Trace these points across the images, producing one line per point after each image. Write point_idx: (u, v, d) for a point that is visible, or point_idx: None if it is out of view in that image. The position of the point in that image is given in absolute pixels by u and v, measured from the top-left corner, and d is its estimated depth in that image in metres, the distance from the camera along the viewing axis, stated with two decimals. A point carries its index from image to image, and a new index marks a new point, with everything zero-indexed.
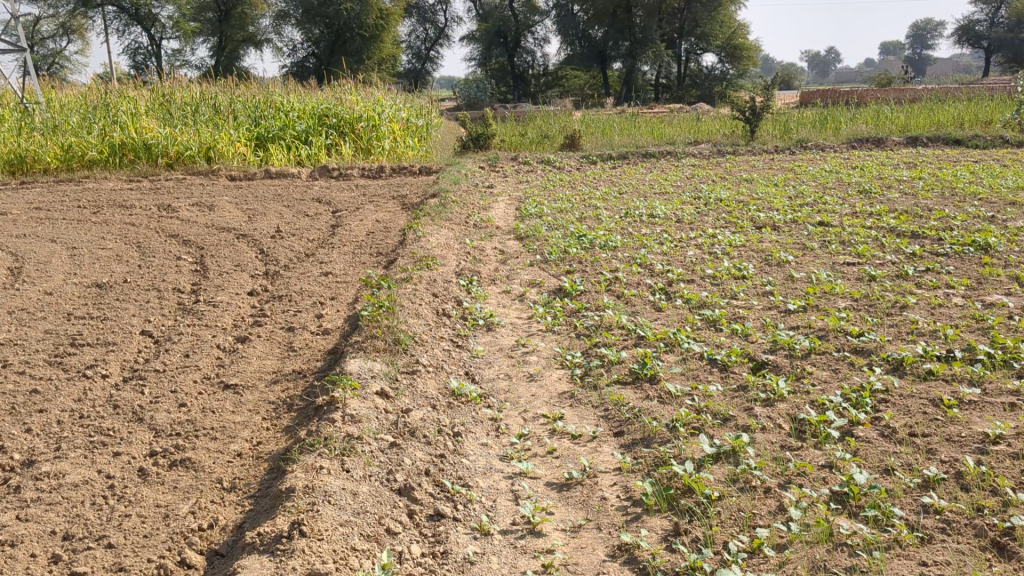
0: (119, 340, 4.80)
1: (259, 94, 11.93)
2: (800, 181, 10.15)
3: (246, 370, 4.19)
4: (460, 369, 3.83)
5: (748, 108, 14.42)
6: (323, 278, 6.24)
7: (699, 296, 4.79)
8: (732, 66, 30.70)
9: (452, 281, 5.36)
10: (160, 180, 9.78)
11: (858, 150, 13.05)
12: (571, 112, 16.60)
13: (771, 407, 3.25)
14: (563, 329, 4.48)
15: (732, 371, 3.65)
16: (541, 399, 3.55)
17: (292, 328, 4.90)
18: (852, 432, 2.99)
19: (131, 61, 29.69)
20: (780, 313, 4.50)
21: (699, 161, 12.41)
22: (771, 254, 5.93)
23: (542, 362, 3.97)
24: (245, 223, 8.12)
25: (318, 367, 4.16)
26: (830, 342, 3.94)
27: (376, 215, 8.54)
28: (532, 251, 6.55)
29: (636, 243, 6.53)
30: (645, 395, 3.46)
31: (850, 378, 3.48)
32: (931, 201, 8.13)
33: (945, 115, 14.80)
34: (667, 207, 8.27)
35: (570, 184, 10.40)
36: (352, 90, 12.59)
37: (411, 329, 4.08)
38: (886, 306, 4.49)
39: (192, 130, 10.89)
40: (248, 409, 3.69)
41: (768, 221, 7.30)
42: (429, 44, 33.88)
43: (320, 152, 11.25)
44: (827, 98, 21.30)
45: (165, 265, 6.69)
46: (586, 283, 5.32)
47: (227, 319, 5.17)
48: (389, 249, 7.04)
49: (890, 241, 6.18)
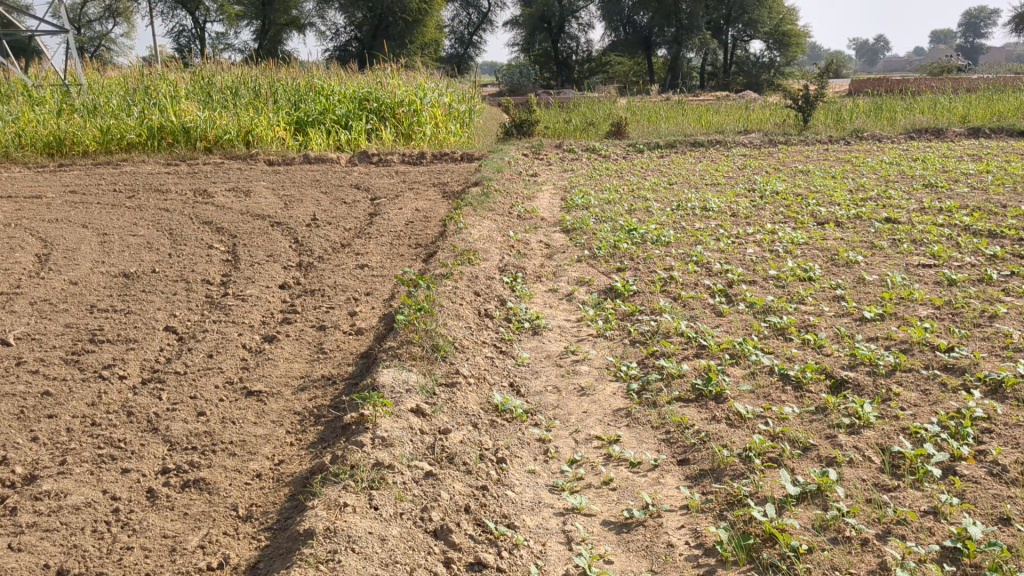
0: (141, 337, 4.51)
1: (299, 77, 11.64)
2: (860, 172, 9.67)
3: (272, 374, 3.88)
4: (504, 381, 3.48)
5: (801, 96, 13.88)
6: (359, 271, 5.92)
7: (764, 301, 4.40)
8: (780, 53, 29.96)
9: (495, 278, 5.02)
10: (198, 164, 9.52)
11: (916, 141, 12.51)
12: (617, 99, 16.16)
13: (857, 434, 2.86)
14: (615, 335, 4.11)
15: (809, 390, 3.26)
16: (594, 417, 3.19)
17: (323, 328, 4.58)
18: (956, 470, 2.60)
19: (175, 43, 29.62)
20: (854, 321, 4.10)
21: (750, 151, 11.95)
22: (837, 253, 5.52)
23: (594, 374, 3.61)
24: (281, 210, 7.83)
25: (350, 373, 3.84)
26: (916, 357, 3.54)
27: (416, 204, 8.21)
28: (579, 245, 6.18)
29: (690, 238, 6.14)
30: (712, 417, 3.08)
31: (944, 402, 3.08)
32: (1002, 197, 7.63)
33: (1007, 106, 14.18)
34: (721, 199, 7.85)
35: (617, 174, 10.00)
36: (393, 74, 12.27)
37: (451, 334, 3.73)
38: (974, 316, 4.07)
39: (231, 113, 10.62)
40: (271, 420, 3.37)
41: (830, 216, 6.87)
42: (473, 29, 33.48)
43: (360, 137, 10.93)
44: (878, 87, 20.62)
45: (196, 255, 6.40)
46: (639, 283, 4.95)
47: (256, 315, 4.86)
48: (429, 241, 6.71)
49: (967, 241, 5.73)
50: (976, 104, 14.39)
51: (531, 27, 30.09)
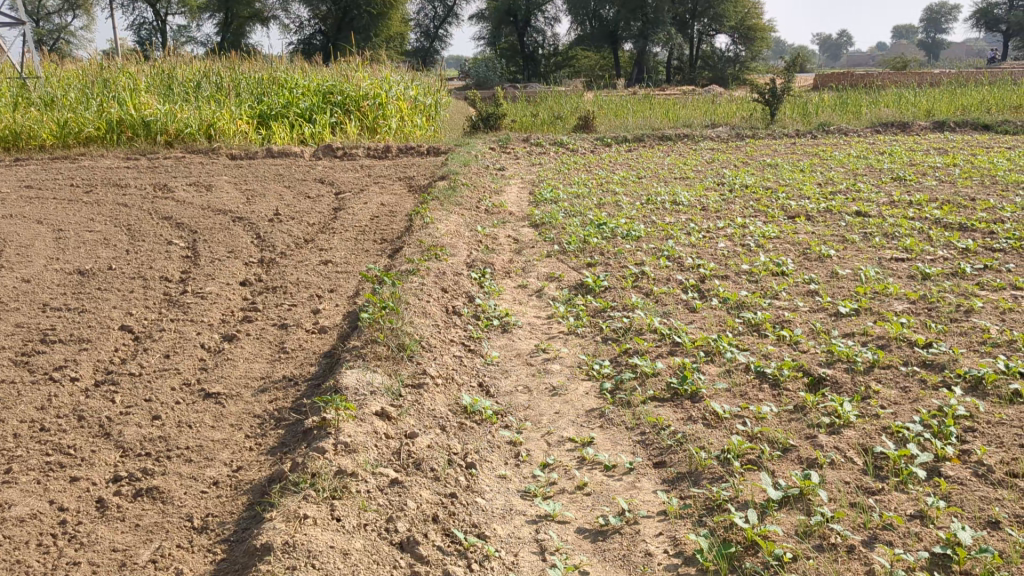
0: (95, 337, 4.34)
1: (261, 69, 11.43)
2: (828, 166, 9.65)
3: (231, 375, 3.73)
4: (473, 381, 3.36)
5: (767, 90, 13.85)
6: (322, 267, 5.78)
7: (737, 296, 4.32)
8: (746, 48, 30.03)
9: (462, 274, 4.90)
10: (159, 158, 9.31)
11: (882, 134, 12.54)
12: (583, 93, 16.05)
13: (837, 435, 2.78)
14: (587, 332, 4.01)
15: (786, 388, 3.17)
16: (567, 418, 3.08)
17: (284, 326, 4.43)
18: (940, 471, 2.52)
19: (136, 36, 29.13)
20: (830, 316, 4.03)
21: (718, 145, 11.90)
22: (809, 247, 5.46)
23: (566, 372, 3.50)
24: (243, 205, 7.65)
25: (312, 374, 3.70)
26: (894, 353, 3.46)
27: (381, 198, 8.07)
28: (548, 240, 6.07)
29: (661, 233, 6.05)
30: (687, 417, 2.99)
31: (925, 400, 3.00)
32: (970, 190, 7.62)
33: (970, 99, 14.26)
34: (690, 193, 7.78)
35: (585, 168, 9.90)
36: (358, 67, 12.09)
37: (418, 333, 3.61)
38: (950, 311, 4.01)
39: (192, 107, 10.40)
40: (230, 424, 3.23)
41: (800, 210, 6.81)
42: (438, 23, 33.26)
43: (325, 131, 10.76)
44: (842, 81, 20.67)
45: (154, 251, 6.22)
46: (610, 279, 4.85)
47: (215, 314, 4.70)
48: (394, 236, 6.58)
49: (938, 235, 5.68)
50: (940, 98, 14.46)
51: (497, 20, 29.90)
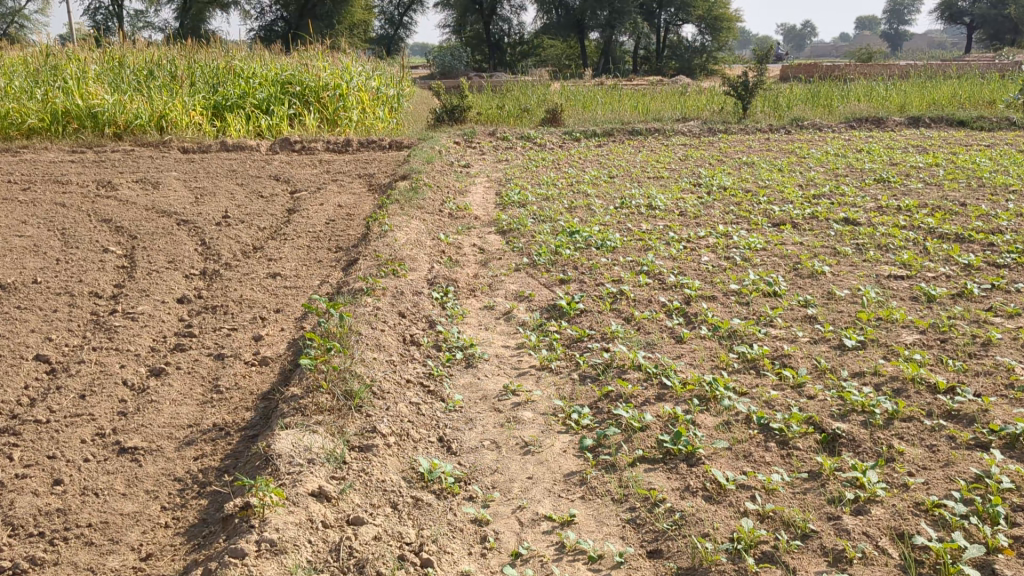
0: (3, 370, 3.80)
1: (216, 57, 10.81)
2: (806, 165, 9.25)
3: (155, 422, 3.23)
4: (432, 437, 2.89)
5: (739, 83, 13.37)
6: (270, 281, 5.27)
7: (729, 324, 3.87)
8: (712, 38, 29.34)
9: (422, 293, 4.42)
10: (105, 152, 8.72)
11: (857, 130, 12.17)
12: (550, 83, 15.54)
13: (863, 515, 2.34)
14: (562, 368, 3.55)
15: (796, 448, 2.73)
16: (542, 486, 2.62)
17: (220, 358, 3.93)
18: (993, 569, 2.09)
19: (91, 20, 28.17)
20: (833, 350, 3.59)
21: (690, 141, 11.47)
22: (800, 261, 5.03)
23: (541, 422, 3.05)
24: (189, 205, 7.11)
25: (248, 422, 3.21)
26: (914, 400, 3.03)
27: (339, 199, 7.56)
28: (517, 251, 5.60)
29: (639, 243, 5.60)
30: (683, 487, 2.54)
31: (960, 466, 2.57)
32: (958, 195, 7.23)
33: (943, 93, 13.94)
34: (666, 196, 7.34)
35: (554, 165, 9.44)
36: (318, 54, 11.52)
37: (368, 376, 3.12)
38: (967, 343, 3.58)
39: (142, 96, 9.79)
40: (144, 491, 2.73)
41: (784, 216, 6.39)
42: (403, 9, 32.56)
43: (282, 123, 10.19)
44: (812, 73, 20.25)
45: (87, 261, 5.67)
46: (586, 300, 4.39)
47: (146, 340, 4.18)
48: (350, 244, 6.09)
49: (936, 248, 5.27)
50: (913, 92, 14.12)
51: (462, 8, 29.24)
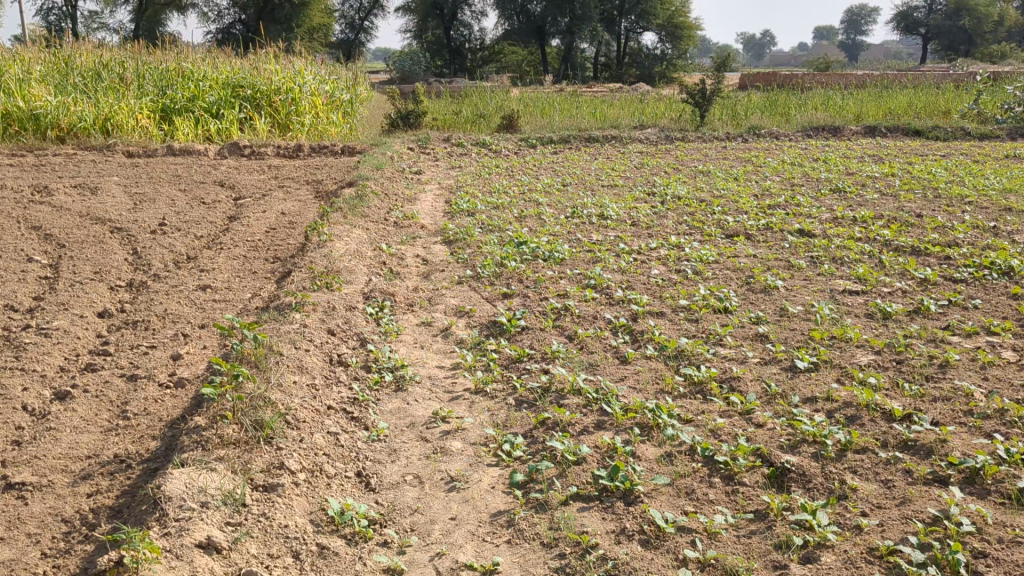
0: None
1: (167, 58, 10.43)
2: (762, 174, 9.11)
3: (50, 453, 2.96)
4: (348, 472, 2.66)
5: (697, 91, 13.21)
6: (201, 294, 4.99)
7: (676, 343, 3.67)
8: (672, 46, 29.42)
9: (356, 309, 4.16)
10: (47, 155, 8.35)
11: (814, 139, 12.08)
12: (508, 89, 15.29)
13: (811, 564, 2.14)
14: (498, 392, 3.32)
15: (742, 484, 2.53)
16: (465, 528, 2.39)
17: (132, 380, 3.65)
18: None
19: (43, 21, 27.45)
20: (785, 372, 3.40)
21: (647, 148, 11.31)
22: (753, 275, 4.85)
23: (470, 452, 2.81)
24: (126, 212, 6.78)
25: (152, 453, 2.95)
26: (868, 430, 2.83)
27: (282, 206, 7.28)
28: (461, 263, 5.36)
29: (588, 255, 5.40)
30: (618, 530, 2.32)
31: (918, 505, 2.37)
32: (915, 205, 7.11)
33: (898, 102, 13.90)
34: (619, 205, 7.14)
35: (507, 172, 9.23)
36: (270, 58, 11.22)
37: (284, 404, 2.87)
38: (924, 365, 3.40)
39: (85, 97, 9.41)
40: (24, 535, 2.47)
41: (739, 227, 6.22)
42: (363, 14, 32.12)
43: (231, 127, 9.87)
44: (769, 82, 20.16)
45: (9, 271, 5.33)
46: (529, 317, 4.16)
47: (56, 359, 3.88)
48: (289, 255, 5.81)
49: (892, 261, 5.12)
50: (869, 100, 14.07)
51: (422, 12, 28.88)
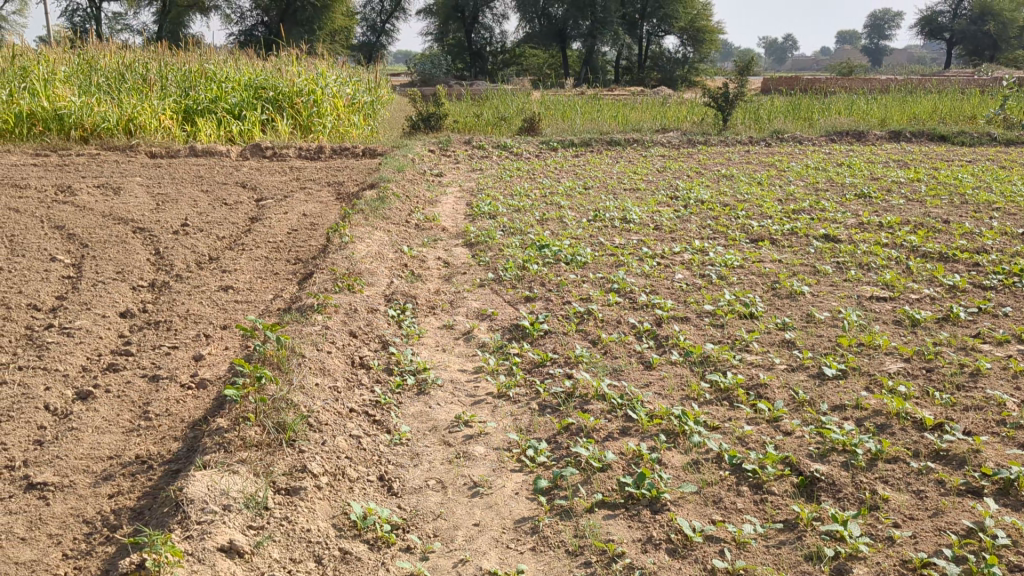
0: None
1: (190, 59, 10.46)
2: (786, 178, 9.04)
3: (72, 453, 2.95)
4: (371, 476, 2.63)
5: (720, 95, 13.14)
6: (223, 295, 4.98)
7: (702, 349, 3.63)
8: (694, 50, 29.33)
9: (378, 311, 4.14)
10: (70, 155, 8.38)
11: (838, 144, 11.99)
12: (529, 92, 15.26)
13: None
14: (521, 397, 3.29)
15: (771, 492, 2.49)
16: (488, 535, 2.35)
17: (154, 380, 3.64)
18: None
19: (67, 22, 27.65)
20: (813, 379, 3.35)
21: (669, 152, 11.26)
22: (779, 280, 4.80)
23: (493, 457, 2.78)
24: (148, 212, 6.79)
25: (174, 455, 2.93)
26: (899, 440, 2.78)
27: (304, 207, 7.28)
28: (483, 265, 5.34)
29: (610, 259, 5.36)
30: (645, 538, 2.28)
31: (952, 516, 2.32)
32: (941, 211, 7.03)
33: (923, 106, 13.79)
34: (642, 209, 7.10)
35: (529, 175, 9.20)
36: (293, 60, 11.24)
37: (306, 406, 2.85)
38: (955, 373, 3.34)
39: (109, 97, 9.45)
40: (46, 536, 2.45)
41: (763, 231, 6.16)
42: (384, 17, 32.17)
43: (253, 129, 9.89)
44: (792, 86, 20.06)
45: (32, 270, 5.34)
46: (552, 320, 4.12)
47: (77, 359, 3.87)
48: (311, 257, 5.80)
49: (919, 267, 5.05)
50: (894, 105, 13.97)
51: (444, 15, 28.90)
